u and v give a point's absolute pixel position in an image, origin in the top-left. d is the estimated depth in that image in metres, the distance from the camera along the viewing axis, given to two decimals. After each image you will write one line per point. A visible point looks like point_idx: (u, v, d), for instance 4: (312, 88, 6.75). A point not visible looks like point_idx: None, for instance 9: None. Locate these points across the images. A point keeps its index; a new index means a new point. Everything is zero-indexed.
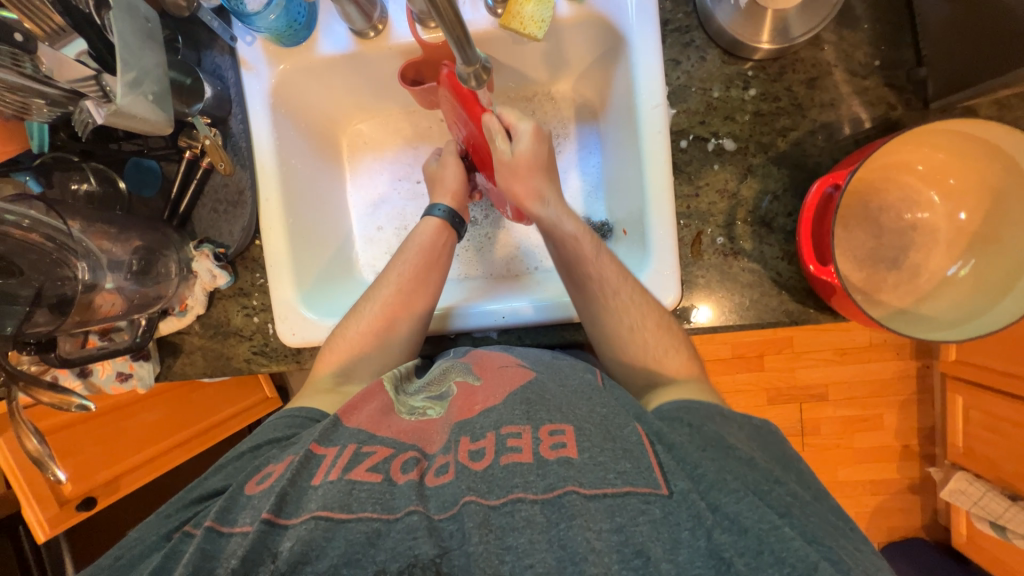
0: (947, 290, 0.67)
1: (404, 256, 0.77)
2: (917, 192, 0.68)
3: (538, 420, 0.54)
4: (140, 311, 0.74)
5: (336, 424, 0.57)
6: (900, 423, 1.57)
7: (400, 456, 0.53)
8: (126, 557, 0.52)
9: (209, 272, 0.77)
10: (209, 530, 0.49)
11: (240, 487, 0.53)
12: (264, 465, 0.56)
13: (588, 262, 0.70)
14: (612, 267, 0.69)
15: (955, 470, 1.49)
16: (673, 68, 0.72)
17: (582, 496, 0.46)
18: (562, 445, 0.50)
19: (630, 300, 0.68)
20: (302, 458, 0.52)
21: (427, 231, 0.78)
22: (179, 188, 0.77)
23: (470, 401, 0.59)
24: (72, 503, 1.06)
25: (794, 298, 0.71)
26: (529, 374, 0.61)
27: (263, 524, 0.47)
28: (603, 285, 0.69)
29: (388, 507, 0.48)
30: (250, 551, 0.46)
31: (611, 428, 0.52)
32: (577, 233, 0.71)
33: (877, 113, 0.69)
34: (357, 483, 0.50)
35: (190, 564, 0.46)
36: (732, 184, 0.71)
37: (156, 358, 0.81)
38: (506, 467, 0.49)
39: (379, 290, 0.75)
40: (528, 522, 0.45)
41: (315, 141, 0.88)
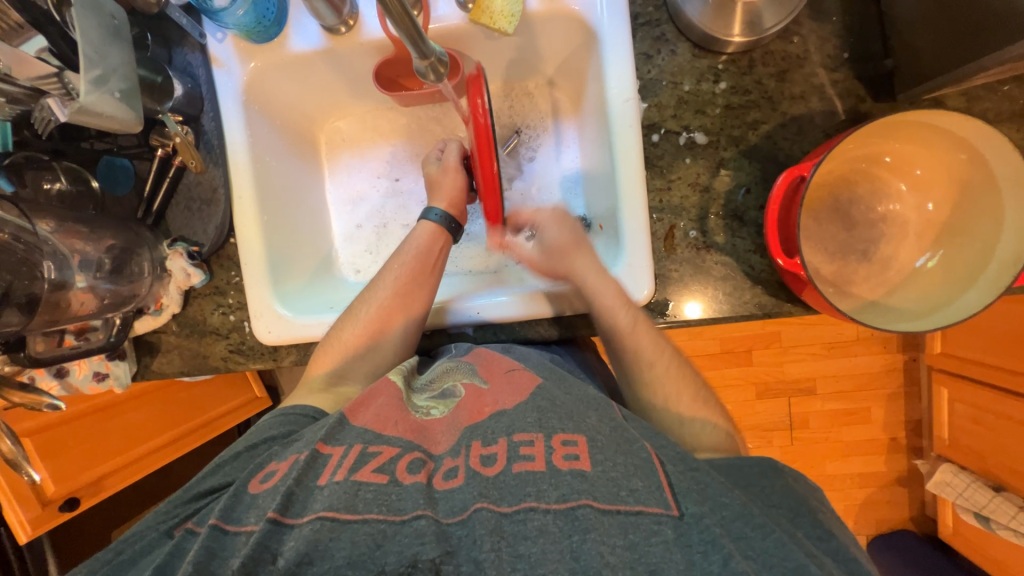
0: (917, 281, 0.67)
1: (401, 259, 0.75)
2: (886, 184, 0.68)
3: (550, 428, 0.51)
4: (114, 311, 0.74)
5: (342, 422, 0.53)
6: (887, 417, 1.58)
7: (407, 456, 0.50)
8: (128, 552, 0.50)
9: (183, 270, 0.76)
10: (212, 528, 0.47)
11: (244, 485, 0.51)
12: (267, 462, 0.54)
13: (626, 336, 0.68)
14: (650, 340, 0.68)
15: (941, 462, 1.50)
16: (645, 62, 0.72)
17: (596, 510, 0.44)
18: (575, 457, 0.47)
19: (629, 323, 0.68)
20: (307, 457, 0.50)
21: (422, 236, 0.76)
22: (151, 187, 0.77)
23: (479, 403, 0.57)
24: (54, 504, 1.05)
25: (768, 290, 0.71)
26: (536, 379, 0.58)
27: (268, 523, 0.45)
28: (603, 305, 0.69)
29: (396, 508, 0.45)
30: (257, 550, 0.44)
31: (624, 441, 0.50)
32: (618, 303, 0.68)
33: (847, 106, 0.69)
34: (363, 485, 0.47)
35: (194, 562, 0.45)
36: (704, 178, 0.72)
37: (132, 358, 0.81)
38: (518, 475, 0.47)
39: (374, 292, 0.73)
40: (540, 533, 0.43)
41: (291, 139, 0.87)
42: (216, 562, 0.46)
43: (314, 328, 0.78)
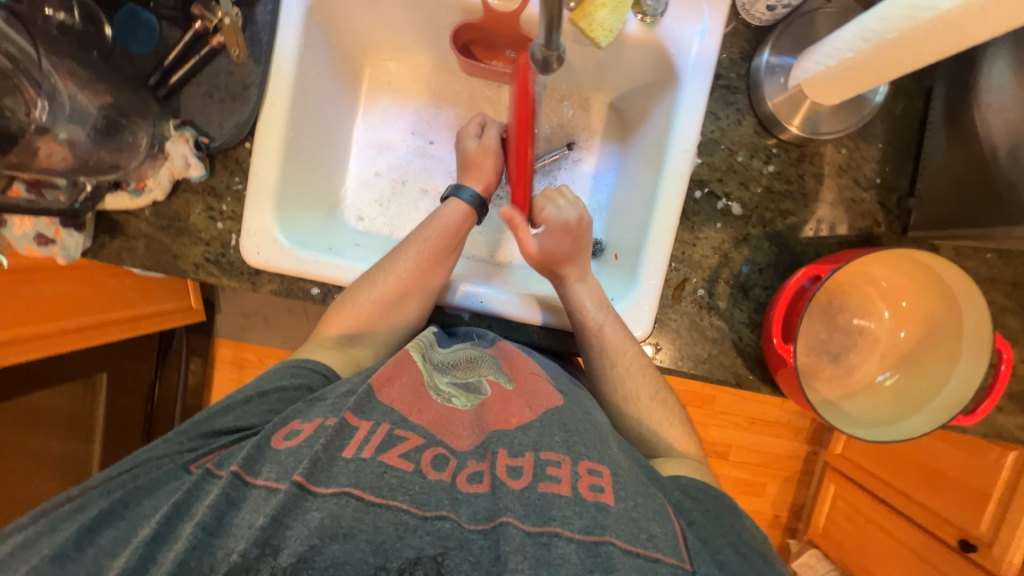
0: (871, 395, 0.75)
1: (426, 233, 0.72)
2: (873, 304, 0.76)
3: (577, 452, 0.51)
4: (89, 176, 0.65)
5: (370, 395, 0.53)
6: (779, 496, 1.74)
7: (431, 449, 0.50)
8: (144, 480, 0.50)
9: (184, 159, 0.69)
10: (234, 476, 0.47)
11: (266, 438, 0.51)
12: (290, 419, 0.53)
13: (570, 291, 0.72)
14: (596, 298, 0.71)
15: (809, 546, 1.69)
16: (710, 121, 0.76)
17: (619, 548, 0.44)
18: (601, 489, 0.48)
19: (627, 370, 0.69)
20: (336, 425, 0.49)
21: (451, 214, 0.74)
22: (176, 58, 0.69)
23: (506, 410, 0.55)
24: None
25: (746, 363, 0.76)
26: (556, 400, 0.57)
27: (293, 487, 0.44)
28: (604, 354, 0.70)
29: (419, 501, 0.45)
30: (276, 515, 0.43)
31: (642, 483, 0.51)
32: (569, 265, 0.73)
33: (864, 225, 0.75)
34: (389, 468, 0.47)
35: (213, 508, 0.44)
36: (726, 245, 0.76)
37: (89, 232, 0.72)
38: (544, 495, 0.47)
39: (399, 265, 0.70)
40: (563, 561, 0.43)
41: (340, 62, 0.82)
42: (231, 514, 0.45)
43: (308, 265, 0.72)
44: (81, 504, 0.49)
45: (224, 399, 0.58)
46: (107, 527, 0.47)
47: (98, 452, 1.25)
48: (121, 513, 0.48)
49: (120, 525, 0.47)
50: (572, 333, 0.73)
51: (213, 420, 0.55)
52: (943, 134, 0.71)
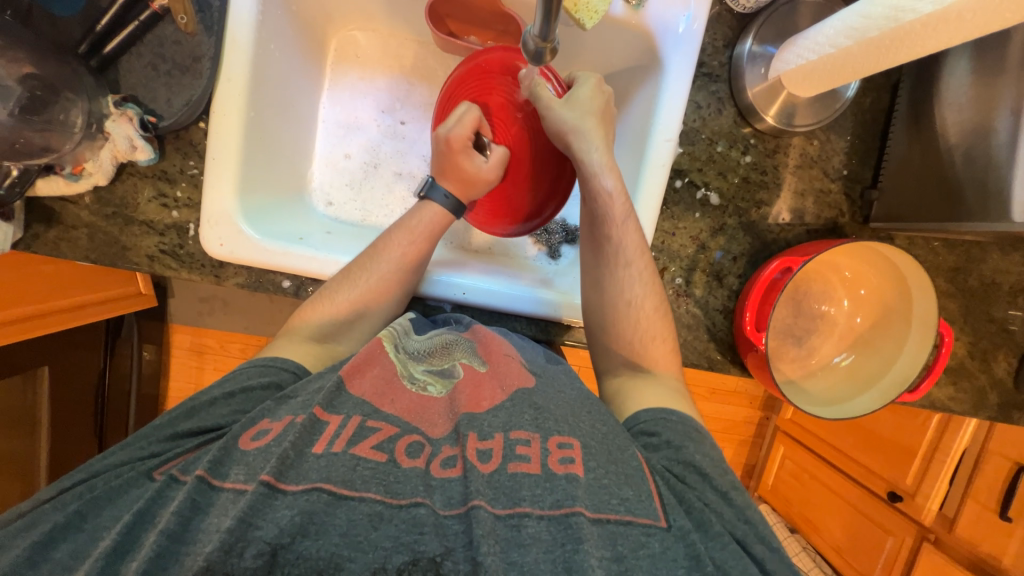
0: (827, 374, 0.81)
1: (410, 234, 0.69)
2: (834, 290, 0.81)
3: (547, 429, 0.50)
4: (14, 158, 0.58)
5: (340, 388, 0.51)
6: (734, 458, 1.84)
7: (406, 437, 0.48)
8: (102, 489, 0.46)
9: (129, 140, 0.62)
10: (199, 480, 0.43)
11: (234, 439, 0.47)
12: (259, 419, 0.50)
13: (612, 224, 0.68)
14: (635, 238, 0.68)
15: (760, 501, 1.84)
16: (693, 110, 0.76)
17: (588, 519, 0.43)
18: (571, 460, 0.47)
19: (638, 275, 0.67)
20: (305, 421, 0.47)
21: (434, 218, 0.71)
22: (110, 22, 0.61)
23: (478, 394, 0.54)
24: None
25: (718, 348, 0.80)
26: (529, 380, 0.56)
27: (261, 487, 0.41)
28: (620, 252, 0.68)
29: (393, 491, 0.43)
30: (244, 516, 0.39)
31: (612, 449, 0.50)
32: (613, 191, 0.67)
33: (830, 215, 0.79)
34: (361, 461, 0.45)
35: (178, 514, 0.40)
36: (704, 235, 0.78)
37: (19, 222, 0.64)
38: (513, 476, 0.45)
39: (380, 262, 0.67)
40: (533, 540, 0.42)
41: (303, 32, 0.75)
42: (198, 521, 0.41)
43: (279, 257, 0.68)
44: (30, 521, 0.44)
45: (188, 400, 0.53)
46: (64, 540, 0.42)
47: (47, 446, 1.16)
48: (80, 526, 0.44)
49: (77, 538, 0.43)
50: (588, 228, 0.71)
51: (175, 424, 0.51)
52: (905, 129, 0.74)
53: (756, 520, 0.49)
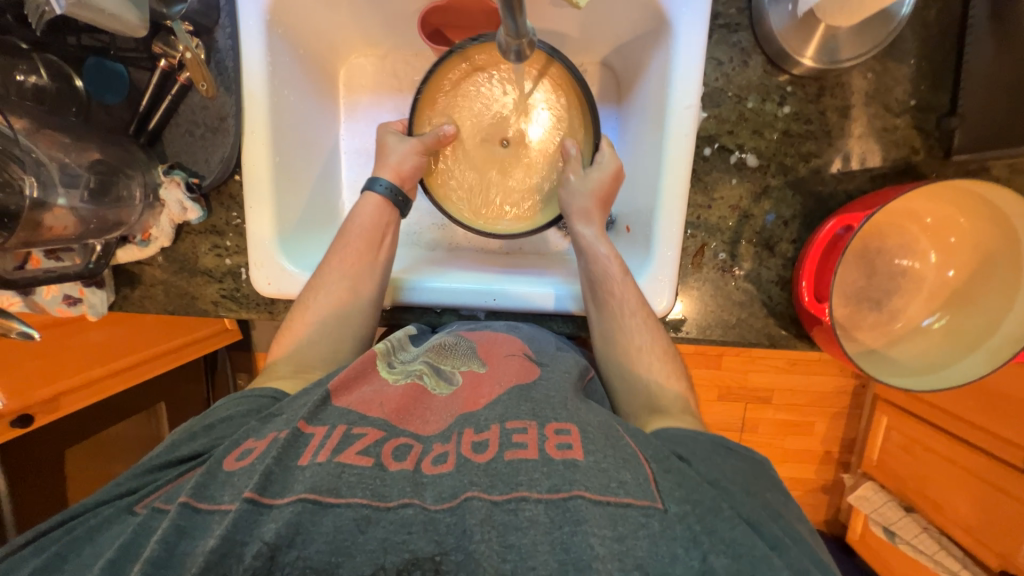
0: (916, 338, 0.70)
1: (347, 237, 0.69)
2: (916, 242, 0.70)
3: (544, 417, 0.49)
4: (98, 236, 0.66)
5: (325, 402, 0.51)
6: (828, 432, 1.65)
7: (392, 441, 0.47)
8: (81, 529, 0.45)
9: (180, 204, 0.70)
10: (182, 506, 0.42)
11: (218, 462, 0.46)
12: (242, 439, 0.49)
13: (613, 281, 0.66)
14: (634, 291, 0.66)
15: (864, 479, 1.60)
16: (714, 67, 0.69)
17: (588, 501, 0.41)
18: (569, 446, 0.45)
19: (642, 322, 0.65)
20: (288, 436, 0.46)
21: (368, 210, 0.70)
22: (149, 101, 0.68)
23: (476, 392, 0.54)
24: (5, 419, 0.93)
25: (778, 323, 0.73)
26: (535, 370, 0.57)
27: (244, 504, 0.40)
28: (622, 307, 0.65)
29: (381, 494, 0.42)
30: (227, 534, 0.38)
31: (611, 433, 0.48)
32: (609, 254, 0.68)
33: (899, 155, 0.68)
34: (347, 467, 0.44)
35: (162, 542, 0.39)
36: (745, 201, 0.71)
37: (110, 287, 0.75)
38: (510, 463, 0.44)
39: (333, 286, 0.66)
40: (531, 523, 0.40)
41: (314, 72, 0.78)
42: (185, 544, 0.40)
43: None
44: (7, 568, 0.44)
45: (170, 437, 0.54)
46: None
47: None
48: (60, 567, 0.43)
49: None
50: (587, 284, 0.69)
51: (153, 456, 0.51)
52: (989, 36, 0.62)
53: (773, 508, 0.47)
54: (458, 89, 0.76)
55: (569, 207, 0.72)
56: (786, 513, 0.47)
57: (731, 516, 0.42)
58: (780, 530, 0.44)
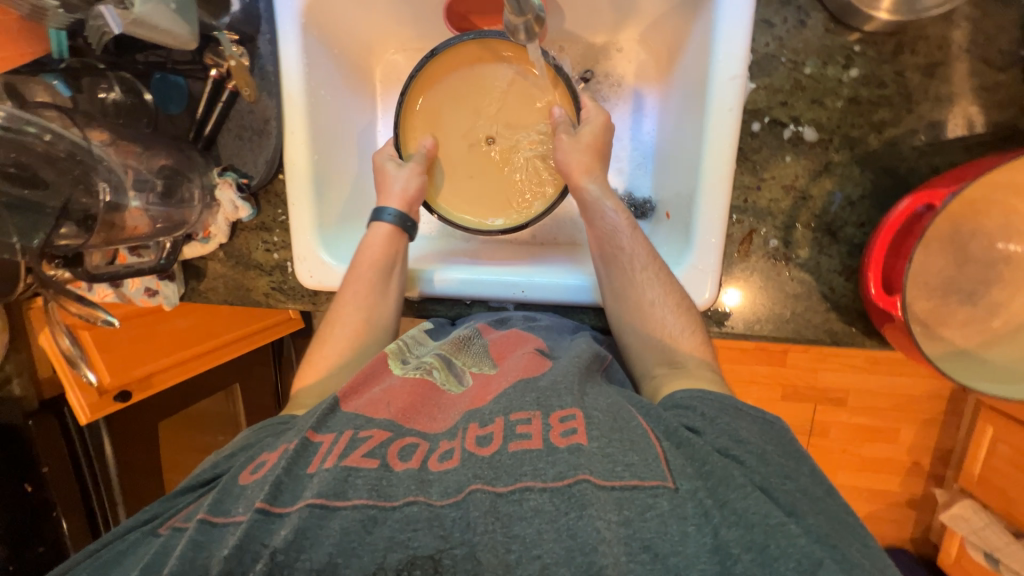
0: (1021, 339, 0.59)
1: (357, 270, 0.69)
2: (1023, 221, 0.60)
3: (549, 406, 0.49)
4: (166, 235, 0.73)
5: (334, 408, 0.53)
6: (916, 440, 1.46)
7: (398, 441, 0.49)
8: (106, 556, 0.49)
9: (232, 203, 0.76)
10: (201, 522, 0.45)
11: (233, 479, 0.50)
12: (257, 455, 0.53)
13: (622, 234, 0.65)
14: (644, 244, 0.65)
15: (962, 495, 1.39)
16: (764, 31, 0.61)
17: (594, 485, 0.42)
18: (573, 432, 0.46)
19: (655, 276, 0.63)
20: (297, 446, 0.48)
21: (378, 240, 0.71)
22: (204, 109, 0.74)
23: (484, 390, 0.55)
24: (109, 394, 1.10)
25: (842, 318, 0.64)
26: (546, 361, 0.58)
27: (256, 514, 0.43)
28: (633, 259, 0.64)
29: (386, 494, 0.43)
30: (241, 543, 0.41)
31: (619, 418, 0.48)
32: (617, 208, 0.66)
33: (1003, 117, 0.57)
34: (352, 471, 0.45)
35: (182, 555, 0.42)
36: (802, 181, 0.63)
37: (180, 280, 0.83)
38: (514, 454, 0.45)
39: (350, 313, 0.68)
40: (536, 512, 0.41)
41: (350, 71, 0.81)
42: (204, 555, 0.43)
43: None
44: None
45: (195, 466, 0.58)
46: None
47: None
48: None
49: None
50: (595, 244, 0.67)
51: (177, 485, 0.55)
52: None
53: (796, 473, 0.45)
54: (487, 78, 0.77)
55: (564, 163, 0.68)
56: (803, 509, 0.42)
57: (792, 528, 0.39)
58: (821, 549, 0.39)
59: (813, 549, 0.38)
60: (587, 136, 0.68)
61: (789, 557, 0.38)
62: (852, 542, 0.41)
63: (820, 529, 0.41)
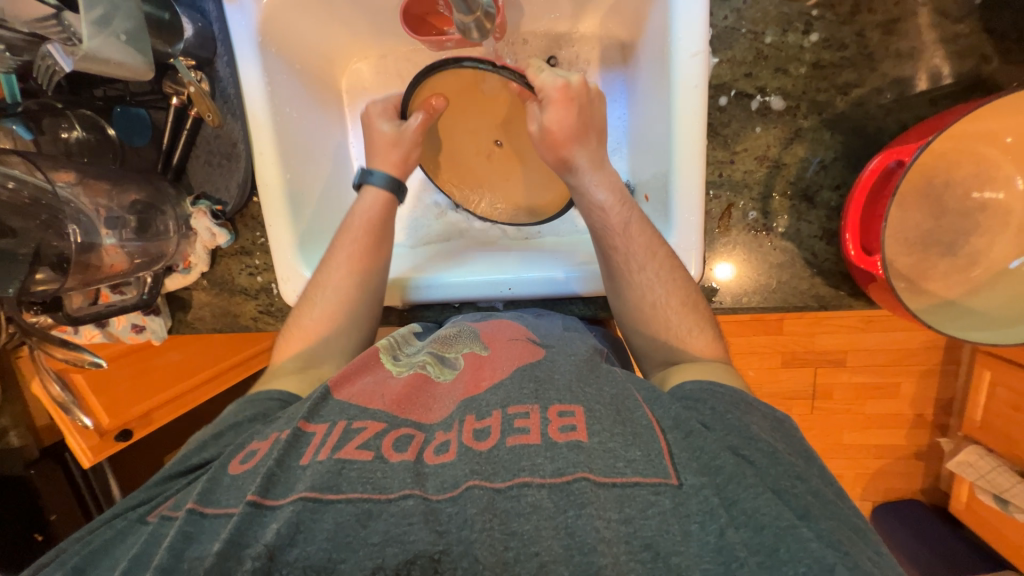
0: (1004, 285, 0.60)
1: (351, 236, 0.70)
2: (995, 168, 0.60)
3: (547, 399, 0.50)
4: (145, 269, 0.73)
5: (326, 398, 0.54)
6: (917, 393, 1.47)
7: (393, 432, 0.50)
8: (96, 543, 0.47)
9: (209, 230, 0.75)
10: (190, 512, 0.45)
11: (223, 466, 0.50)
12: (246, 444, 0.53)
13: (616, 233, 0.63)
14: (641, 241, 0.62)
15: (966, 443, 1.41)
16: (722, 4, 0.61)
17: (593, 483, 0.43)
18: (572, 428, 0.47)
19: (656, 276, 0.62)
20: (290, 437, 0.49)
21: (371, 204, 0.72)
22: (170, 138, 0.72)
23: (478, 376, 0.56)
24: (111, 434, 1.10)
25: (827, 282, 0.65)
26: (538, 352, 0.58)
27: (248, 507, 0.44)
28: (630, 258, 0.62)
29: (381, 487, 0.44)
30: (231, 537, 0.41)
31: (622, 410, 0.49)
32: (608, 202, 0.64)
33: (966, 67, 0.57)
34: (346, 463, 0.46)
35: (171, 547, 0.42)
36: (774, 150, 0.63)
37: (166, 313, 0.82)
38: (512, 449, 0.46)
39: (337, 281, 0.69)
40: (534, 508, 0.42)
41: (313, 85, 0.80)
42: (190, 548, 0.42)
43: None
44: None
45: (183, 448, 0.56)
46: None
47: None
48: None
49: None
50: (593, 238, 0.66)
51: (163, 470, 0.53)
52: None
53: (807, 475, 0.45)
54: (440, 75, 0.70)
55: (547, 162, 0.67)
56: (817, 512, 0.42)
57: (803, 532, 0.39)
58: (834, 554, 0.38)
59: (825, 554, 0.38)
60: (552, 125, 0.63)
61: (799, 563, 0.38)
62: (863, 551, 0.40)
63: (832, 535, 0.40)
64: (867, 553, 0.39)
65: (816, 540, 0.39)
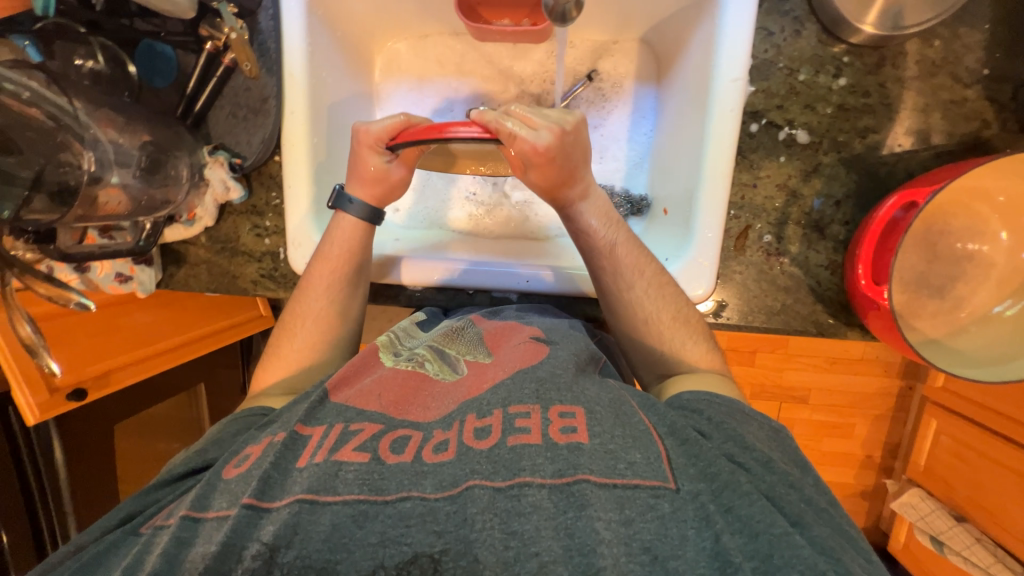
0: (983, 328, 0.66)
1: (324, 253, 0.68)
2: (984, 223, 0.66)
3: (548, 400, 0.49)
4: (147, 214, 0.69)
5: (323, 400, 0.53)
6: (870, 434, 1.56)
7: (390, 434, 0.48)
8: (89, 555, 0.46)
9: (223, 182, 0.72)
10: (183, 518, 0.43)
11: (216, 471, 0.48)
12: (240, 449, 0.51)
13: (603, 255, 0.65)
14: (630, 259, 0.64)
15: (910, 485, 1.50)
16: (764, 38, 0.65)
17: (594, 485, 0.42)
18: (573, 430, 0.46)
19: (645, 293, 0.64)
20: (285, 440, 0.47)
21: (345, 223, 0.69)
22: (196, 82, 0.70)
23: (479, 379, 0.55)
24: (62, 392, 0.98)
25: (828, 309, 0.69)
26: (543, 349, 0.58)
27: (244, 509, 0.42)
28: (619, 278, 0.64)
29: (378, 488, 0.43)
30: (225, 539, 0.40)
31: (621, 412, 0.49)
32: (596, 226, 0.65)
33: (970, 129, 0.63)
34: (343, 466, 0.44)
35: (162, 554, 0.40)
36: (794, 180, 0.67)
37: (158, 265, 0.77)
38: (512, 449, 0.45)
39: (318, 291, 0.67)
40: (535, 509, 0.41)
41: (352, 54, 0.79)
42: (184, 551, 0.41)
43: None
44: None
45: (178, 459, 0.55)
46: None
47: None
48: None
49: None
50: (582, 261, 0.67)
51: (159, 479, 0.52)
52: None
53: (801, 483, 0.47)
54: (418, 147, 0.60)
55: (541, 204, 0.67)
56: (809, 519, 0.43)
57: (795, 539, 0.40)
58: (825, 561, 0.39)
59: (815, 560, 0.39)
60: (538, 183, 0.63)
61: (791, 567, 0.38)
62: (854, 555, 0.42)
63: (824, 542, 0.41)
64: (856, 560, 0.41)
65: (808, 546, 0.40)
